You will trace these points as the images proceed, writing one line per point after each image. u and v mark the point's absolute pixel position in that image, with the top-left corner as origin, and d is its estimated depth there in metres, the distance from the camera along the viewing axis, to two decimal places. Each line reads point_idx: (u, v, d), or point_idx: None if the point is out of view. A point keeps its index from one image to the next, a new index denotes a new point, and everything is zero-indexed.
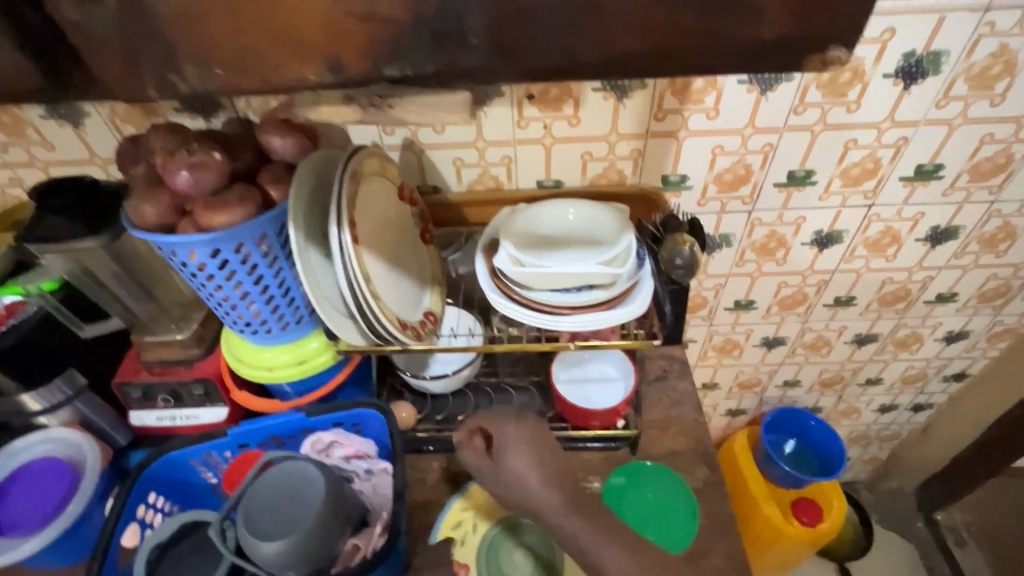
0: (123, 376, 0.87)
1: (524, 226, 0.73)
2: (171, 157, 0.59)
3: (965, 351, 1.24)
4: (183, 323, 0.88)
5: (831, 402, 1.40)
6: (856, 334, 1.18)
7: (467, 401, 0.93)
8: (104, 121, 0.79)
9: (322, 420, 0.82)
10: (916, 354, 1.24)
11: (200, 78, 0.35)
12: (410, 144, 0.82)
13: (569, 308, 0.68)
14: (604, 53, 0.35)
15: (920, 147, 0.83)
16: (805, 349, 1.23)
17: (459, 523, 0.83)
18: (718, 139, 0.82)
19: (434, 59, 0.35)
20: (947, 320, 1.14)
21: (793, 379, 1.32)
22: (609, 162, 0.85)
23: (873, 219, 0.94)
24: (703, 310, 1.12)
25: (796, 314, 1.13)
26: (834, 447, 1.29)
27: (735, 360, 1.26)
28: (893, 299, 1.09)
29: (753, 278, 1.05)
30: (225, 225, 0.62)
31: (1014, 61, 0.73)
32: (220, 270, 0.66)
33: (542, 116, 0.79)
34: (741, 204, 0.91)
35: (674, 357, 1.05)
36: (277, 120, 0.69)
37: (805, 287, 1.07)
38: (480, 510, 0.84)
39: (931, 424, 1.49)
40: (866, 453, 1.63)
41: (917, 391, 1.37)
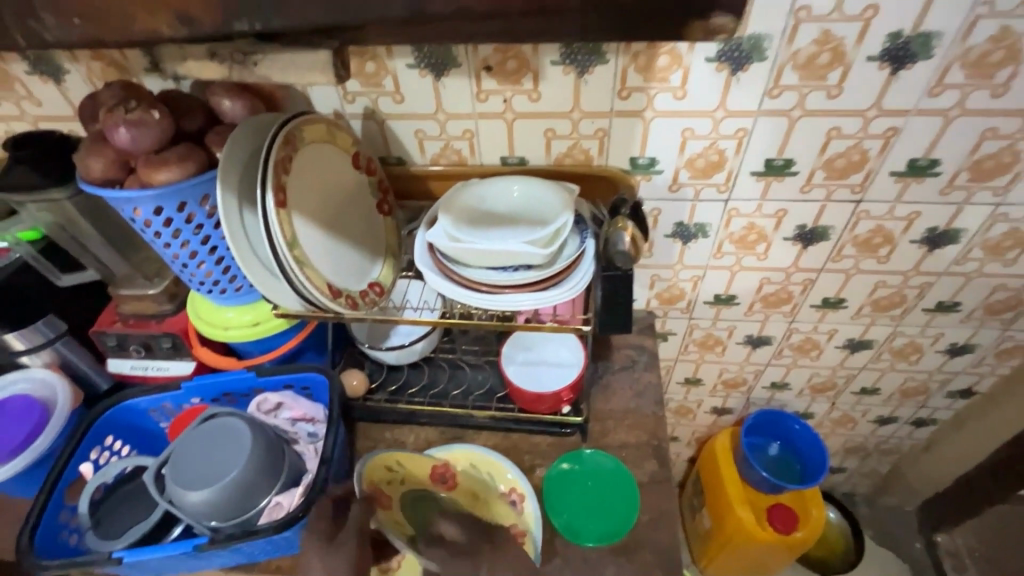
0: (100, 325, 0.92)
1: (469, 201, 0.72)
2: (111, 112, 0.61)
3: (972, 367, 1.15)
4: (156, 278, 0.92)
5: (823, 408, 1.34)
6: (847, 339, 1.12)
7: (422, 375, 0.94)
8: (82, 79, 0.82)
9: (272, 381, 0.84)
10: (916, 365, 1.16)
11: (60, 28, 0.35)
12: (370, 113, 0.81)
13: (501, 287, 0.67)
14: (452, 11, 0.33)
15: (912, 140, 0.76)
16: (793, 351, 1.17)
17: None
18: (687, 122, 0.78)
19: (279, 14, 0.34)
20: (949, 331, 1.06)
21: (781, 381, 1.26)
22: (574, 141, 0.82)
23: (862, 217, 0.87)
24: (682, 302, 1.08)
25: (781, 313, 1.08)
26: (819, 455, 1.23)
27: (718, 357, 1.22)
28: (887, 304, 1.02)
29: (733, 272, 1.00)
30: (165, 182, 0.64)
31: (1018, 47, 0.65)
32: (165, 228, 0.68)
33: (501, 89, 0.77)
34: (716, 193, 0.87)
35: (643, 348, 1.02)
36: (229, 82, 0.70)
37: (790, 285, 1.01)
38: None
39: (935, 441, 1.40)
40: (863, 466, 1.55)
41: (918, 405, 1.29)
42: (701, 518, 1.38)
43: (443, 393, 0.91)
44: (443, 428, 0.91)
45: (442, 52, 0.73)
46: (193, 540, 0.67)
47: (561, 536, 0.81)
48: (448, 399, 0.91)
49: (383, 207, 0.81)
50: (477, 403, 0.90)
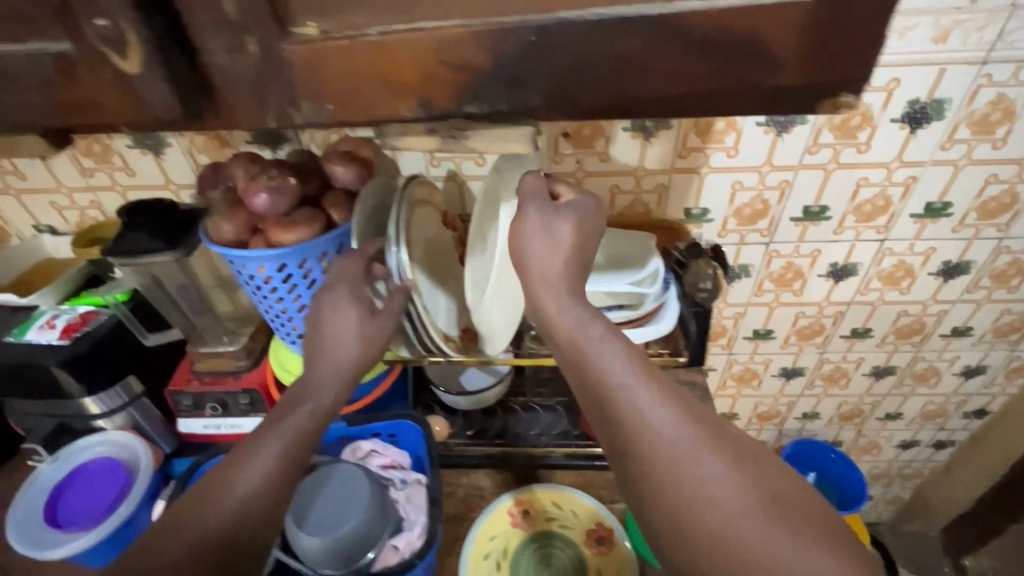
0: (176, 384, 0.93)
1: None
2: (253, 180, 0.67)
3: (984, 387, 1.25)
4: (234, 336, 0.95)
5: (850, 436, 1.41)
6: (873, 367, 1.21)
7: (495, 419, 0.97)
8: (181, 151, 0.88)
9: (361, 430, 0.86)
10: (935, 388, 1.26)
11: (314, 111, 0.43)
12: (453, 175, 0.89)
13: None
14: (647, 96, 0.42)
15: (928, 186, 0.88)
16: (823, 381, 1.26)
17: (487, 553, 0.85)
18: (737, 176, 0.88)
19: (507, 98, 0.42)
20: (963, 354, 1.17)
21: (812, 411, 1.34)
22: (636, 195, 0.91)
23: (886, 253, 0.99)
24: (723, 338, 1.16)
25: (813, 345, 1.16)
26: (856, 481, 1.29)
27: (754, 390, 1.29)
28: (909, 331, 1.13)
29: (771, 308, 1.09)
30: (292, 242, 0.70)
31: (1012, 109, 0.79)
32: (284, 283, 0.73)
33: (575, 152, 0.86)
34: (759, 237, 0.97)
35: (695, 383, 1.09)
36: (341, 151, 0.77)
37: (822, 318, 1.11)
38: (504, 534, 0.86)
39: (953, 462, 1.48)
40: (888, 492, 1.61)
41: (937, 428, 1.37)
42: None
43: (520, 434, 0.95)
44: (520, 469, 0.94)
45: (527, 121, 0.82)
46: None
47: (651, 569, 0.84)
48: (526, 440, 0.94)
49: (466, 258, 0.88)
50: (555, 442, 0.94)
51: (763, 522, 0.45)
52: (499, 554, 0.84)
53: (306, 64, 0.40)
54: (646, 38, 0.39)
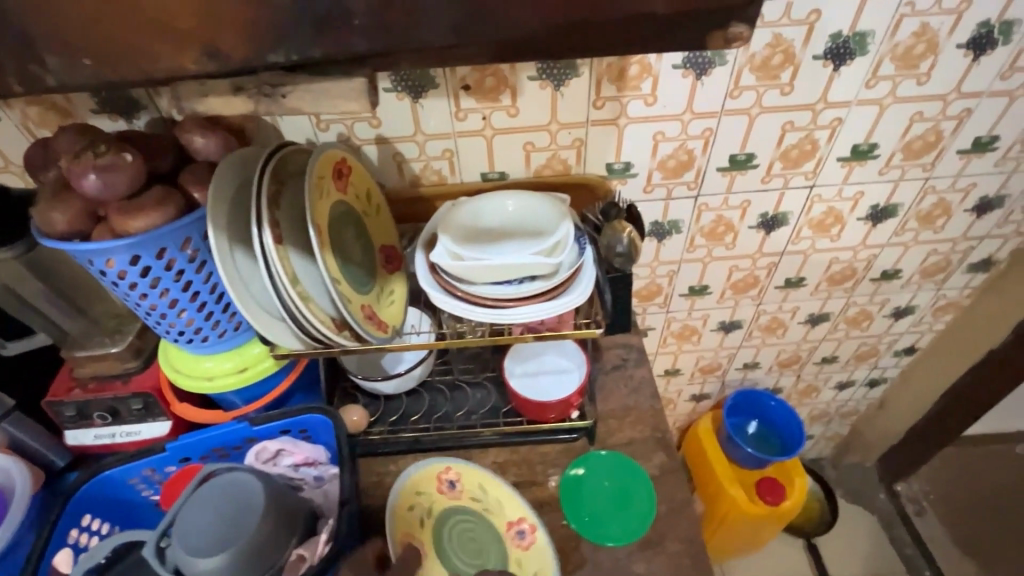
0: (55, 394, 0.83)
1: (463, 218, 0.73)
2: (77, 159, 0.56)
3: (914, 326, 1.27)
4: (117, 335, 0.84)
5: (790, 382, 1.42)
6: (808, 314, 1.21)
7: (422, 401, 0.92)
8: (15, 126, 0.75)
9: (267, 429, 0.79)
10: (867, 331, 1.27)
11: (66, 69, 0.33)
12: (345, 140, 0.79)
13: (509, 300, 0.67)
14: (496, 33, 0.34)
15: (854, 127, 0.84)
16: (761, 331, 1.25)
17: (413, 505, 0.81)
18: (658, 126, 0.82)
19: (319, 45, 0.33)
20: (893, 296, 1.17)
21: (752, 361, 1.34)
22: (552, 151, 0.84)
23: (816, 200, 0.95)
24: (659, 297, 1.13)
25: (749, 297, 1.15)
26: (795, 426, 1.31)
27: (695, 345, 1.27)
28: (841, 278, 1.12)
29: (705, 263, 1.06)
30: (142, 230, 0.60)
31: (935, 40, 0.74)
32: (143, 278, 0.63)
33: (479, 106, 0.77)
34: (687, 190, 0.92)
35: (631, 345, 1.05)
36: (198, 118, 0.66)
37: (756, 270, 1.08)
38: (431, 493, 0.83)
39: (887, 398, 1.53)
40: (828, 430, 1.66)
41: (870, 367, 1.40)
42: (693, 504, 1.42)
43: (446, 417, 0.90)
44: (450, 451, 0.89)
45: (420, 73, 0.73)
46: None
47: (586, 540, 0.82)
48: (452, 422, 0.90)
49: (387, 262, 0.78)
50: (482, 421, 0.89)
51: None
52: (422, 511, 0.81)
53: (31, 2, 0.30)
54: None
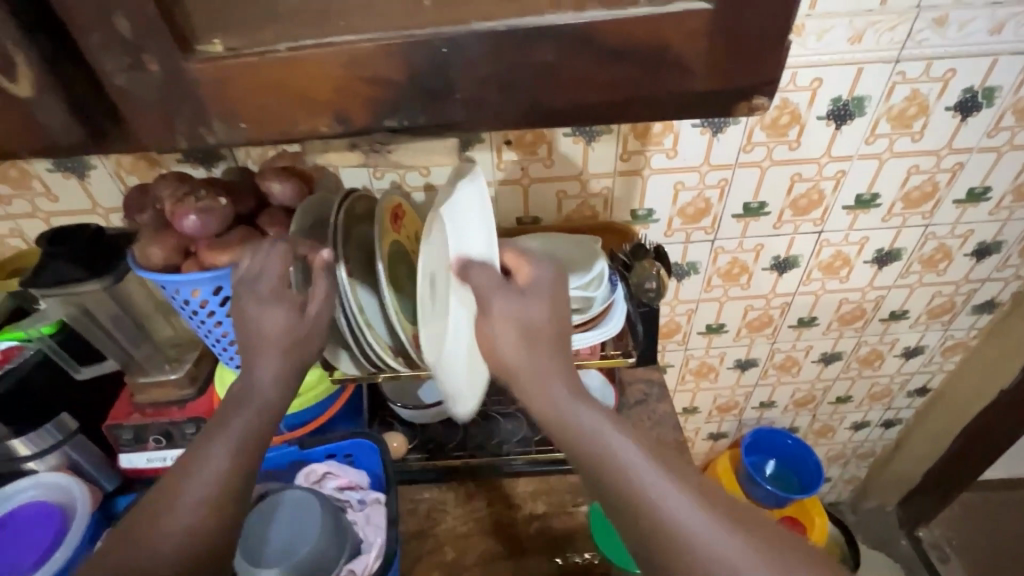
0: (116, 417, 0.89)
1: None
2: (181, 202, 0.65)
3: (924, 366, 1.31)
4: (175, 363, 0.91)
5: (806, 421, 1.45)
6: (822, 353, 1.26)
7: (458, 430, 0.96)
8: (108, 173, 0.84)
9: (315, 452, 0.84)
10: (880, 370, 1.32)
11: (227, 131, 0.41)
12: (397, 187, 0.88)
13: None
14: (566, 105, 0.43)
15: (857, 178, 0.93)
16: (777, 370, 1.30)
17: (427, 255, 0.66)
18: (678, 177, 0.91)
19: (425, 112, 0.42)
20: (902, 336, 1.23)
21: (768, 400, 1.38)
22: (582, 199, 0.92)
23: (824, 244, 1.03)
24: (678, 334, 1.18)
25: (764, 336, 1.20)
26: (813, 464, 1.34)
27: (712, 383, 1.32)
28: (851, 317, 1.17)
29: (722, 302, 1.12)
30: (227, 263, 0.67)
31: (926, 103, 0.84)
32: (221, 306, 0.71)
33: (519, 159, 0.86)
34: (704, 234, 0.99)
35: (653, 380, 1.10)
36: (276, 167, 0.75)
37: (770, 309, 1.14)
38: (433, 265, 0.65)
39: (903, 439, 1.55)
40: (845, 473, 1.67)
41: (884, 407, 1.43)
42: None
43: (480, 445, 0.95)
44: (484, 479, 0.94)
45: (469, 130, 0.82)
46: None
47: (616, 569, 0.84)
48: (485, 449, 0.94)
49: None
50: (515, 450, 0.94)
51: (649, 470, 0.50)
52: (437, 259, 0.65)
53: (212, 82, 0.39)
54: (558, 48, 0.39)
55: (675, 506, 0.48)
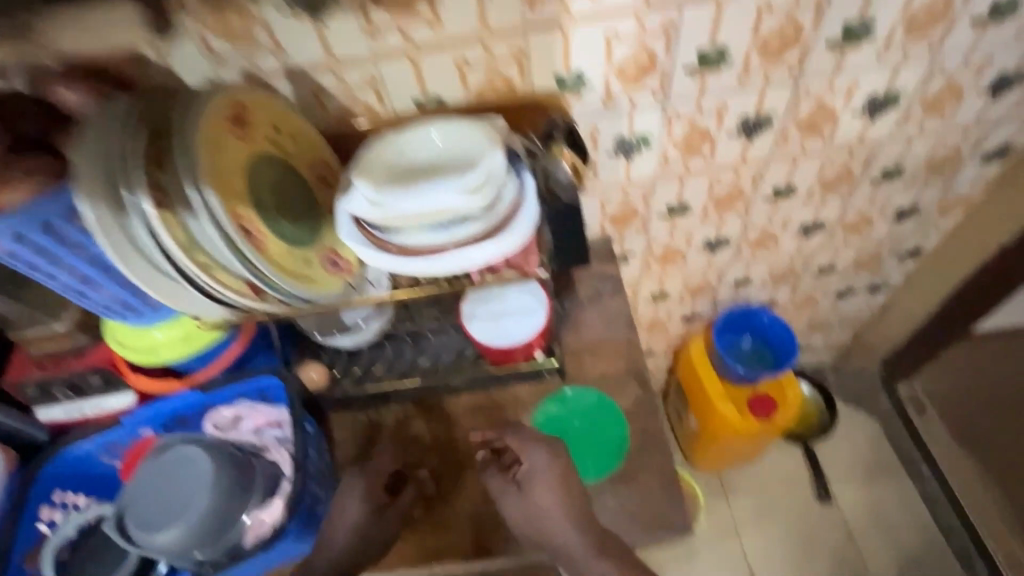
0: (15, 374, 0.81)
1: (383, 159, 0.65)
2: None
3: (919, 227, 1.17)
4: (60, 311, 0.79)
5: (785, 294, 1.36)
6: (801, 224, 1.12)
7: (386, 351, 0.88)
8: None
9: (221, 394, 0.78)
10: (867, 236, 1.18)
11: None
12: (250, 77, 0.69)
13: (449, 244, 0.61)
14: None
15: (846, 2, 0.71)
16: (751, 247, 1.17)
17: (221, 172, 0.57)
18: (609, 24, 0.70)
19: None
20: (896, 196, 1.07)
21: (743, 277, 1.27)
22: (491, 68, 0.73)
23: (804, 96, 0.83)
24: (636, 219, 1.04)
25: (734, 211, 1.05)
26: (790, 341, 1.27)
27: (680, 266, 1.20)
28: (836, 181, 1.01)
29: (683, 179, 0.96)
30: (14, 203, 0.56)
31: None
32: (36, 255, 0.60)
33: (394, 20, 0.66)
34: (652, 98, 0.80)
35: (606, 275, 0.99)
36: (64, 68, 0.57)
37: (740, 181, 0.98)
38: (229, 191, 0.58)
39: (891, 302, 1.46)
40: (828, 339, 1.61)
41: (871, 273, 1.32)
42: (689, 421, 1.44)
43: (410, 366, 0.88)
44: (422, 399, 0.88)
45: None
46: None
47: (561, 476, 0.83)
48: (418, 371, 0.87)
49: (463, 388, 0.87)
50: (448, 369, 0.87)
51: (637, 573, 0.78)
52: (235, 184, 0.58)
53: None
54: None
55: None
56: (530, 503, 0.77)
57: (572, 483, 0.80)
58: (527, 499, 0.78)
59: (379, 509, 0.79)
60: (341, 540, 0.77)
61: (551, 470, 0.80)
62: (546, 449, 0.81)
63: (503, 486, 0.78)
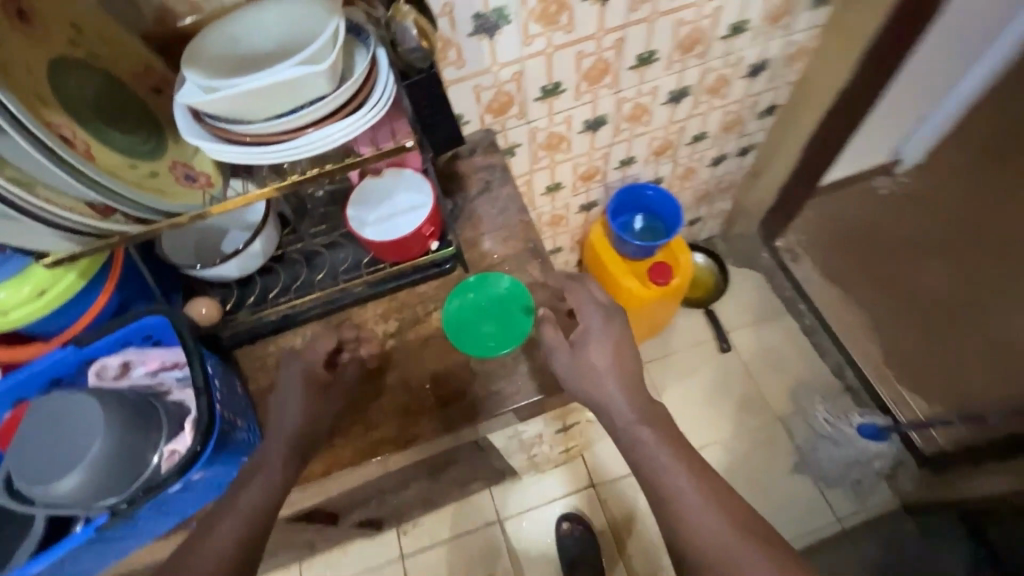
0: None
1: (215, 47, 0.59)
2: None
3: (770, 82, 1.28)
4: None
5: (668, 169, 1.44)
6: (669, 93, 1.17)
7: (279, 275, 0.86)
8: None
9: (99, 346, 0.71)
10: (728, 97, 1.27)
11: None
12: None
13: (308, 126, 0.59)
14: None
15: None
16: (628, 123, 1.22)
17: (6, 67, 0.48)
18: None
19: None
20: (745, 53, 1.15)
21: (627, 157, 1.33)
22: None
23: None
24: (514, 107, 1.04)
25: (606, 86, 1.08)
26: (675, 210, 1.37)
27: (567, 153, 1.24)
28: (691, 43, 1.06)
29: (549, 56, 0.96)
30: None
31: None
32: None
33: None
34: None
35: (493, 166, 1.00)
36: None
37: (604, 52, 1.00)
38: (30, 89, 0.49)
39: (759, 163, 1.60)
40: (713, 209, 1.76)
41: (738, 136, 1.44)
42: None
43: (307, 283, 0.85)
44: (329, 315, 0.87)
45: None
46: (92, 525, 0.62)
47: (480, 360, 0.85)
48: (316, 286, 0.85)
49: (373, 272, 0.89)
50: (347, 277, 0.85)
51: (702, 505, 0.65)
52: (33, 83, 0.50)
53: None
54: None
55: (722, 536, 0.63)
56: (583, 360, 0.76)
57: (625, 350, 0.78)
58: (581, 356, 0.76)
59: (322, 389, 0.76)
60: (292, 419, 0.72)
61: (603, 334, 0.78)
62: (602, 311, 0.80)
63: (558, 340, 0.78)
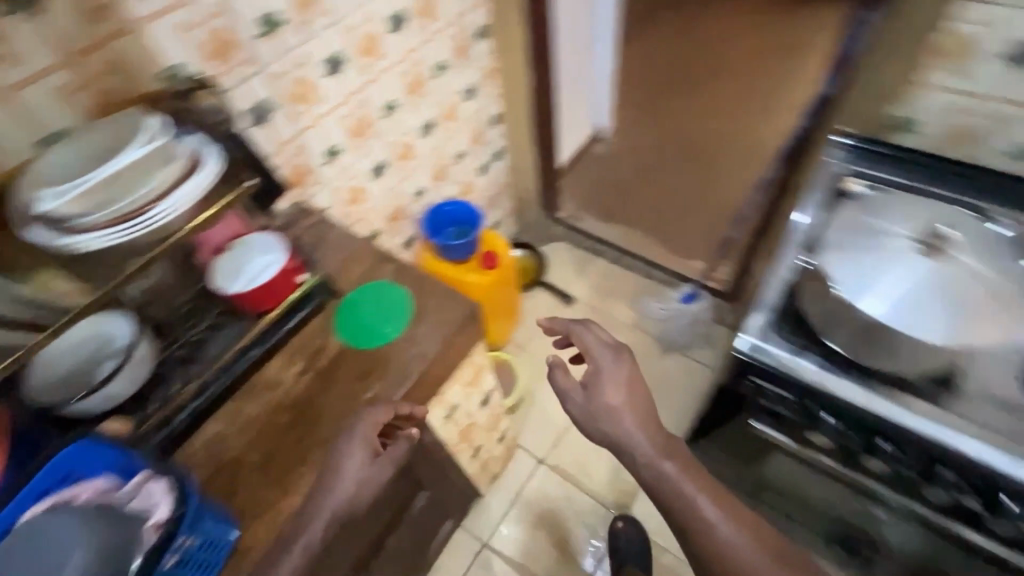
0: None
1: (48, 169, 0.73)
2: None
3: (483, 99, 1.71)
4: None
5: (452, 188, 1.78)
6: (419, 127, 1.50)
7: (168, 376, 0.90)
8: None
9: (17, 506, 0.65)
10: (463, 118, 1.66)
11: None
12: None
13: (149, 202, 0.70)
14: None
15: None
16: (403, 161, 1.51)
17: None
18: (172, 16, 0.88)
19: None
20: (455, 82, 1.55)
21: (417, 188, 1.62)
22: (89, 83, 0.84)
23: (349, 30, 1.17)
24: (310, 175, 1.26)
25: (371, 137, 1.36)
26: (472, 213, 1.67)
27: (371, 202, 1.47)
28: (415, 86, 1.41)
29: (318, 125, 1.21)
30: None
31: None
32: None
33: None
34: (247, 66, 1.02)
35: (318, 222, 1.19)
36: None
37: (358, 111, 1.29)
38: None
39: (514, 162, 2.04)
40: (502, 210, 2.15)
41: (487, 145, 1.84)
42: None
43: (198, 367, 0.91)
44: (234, 386, 0.93)
45: None
46: None
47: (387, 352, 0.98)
48: (207, 365, 0.91)
49: (545, 328, 1.02)
50: (232, 344, 0.93)
51: (751, 551, 0.74)
52: None
53: None
54: None
55: (766, 565, 0.73)
56: None
57: (635, 387, 0.90)
58: (593, 399, 0.89)
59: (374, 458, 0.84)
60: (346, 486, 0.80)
61: (616, 374, 0.91)
62: (612, 352, 0.94)
63: (566, 382, 0.91)
